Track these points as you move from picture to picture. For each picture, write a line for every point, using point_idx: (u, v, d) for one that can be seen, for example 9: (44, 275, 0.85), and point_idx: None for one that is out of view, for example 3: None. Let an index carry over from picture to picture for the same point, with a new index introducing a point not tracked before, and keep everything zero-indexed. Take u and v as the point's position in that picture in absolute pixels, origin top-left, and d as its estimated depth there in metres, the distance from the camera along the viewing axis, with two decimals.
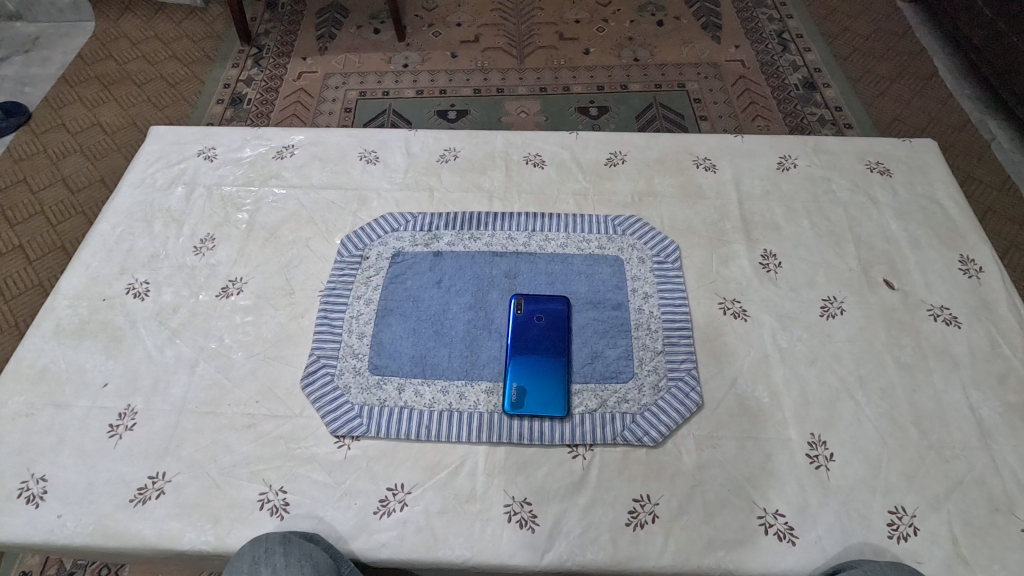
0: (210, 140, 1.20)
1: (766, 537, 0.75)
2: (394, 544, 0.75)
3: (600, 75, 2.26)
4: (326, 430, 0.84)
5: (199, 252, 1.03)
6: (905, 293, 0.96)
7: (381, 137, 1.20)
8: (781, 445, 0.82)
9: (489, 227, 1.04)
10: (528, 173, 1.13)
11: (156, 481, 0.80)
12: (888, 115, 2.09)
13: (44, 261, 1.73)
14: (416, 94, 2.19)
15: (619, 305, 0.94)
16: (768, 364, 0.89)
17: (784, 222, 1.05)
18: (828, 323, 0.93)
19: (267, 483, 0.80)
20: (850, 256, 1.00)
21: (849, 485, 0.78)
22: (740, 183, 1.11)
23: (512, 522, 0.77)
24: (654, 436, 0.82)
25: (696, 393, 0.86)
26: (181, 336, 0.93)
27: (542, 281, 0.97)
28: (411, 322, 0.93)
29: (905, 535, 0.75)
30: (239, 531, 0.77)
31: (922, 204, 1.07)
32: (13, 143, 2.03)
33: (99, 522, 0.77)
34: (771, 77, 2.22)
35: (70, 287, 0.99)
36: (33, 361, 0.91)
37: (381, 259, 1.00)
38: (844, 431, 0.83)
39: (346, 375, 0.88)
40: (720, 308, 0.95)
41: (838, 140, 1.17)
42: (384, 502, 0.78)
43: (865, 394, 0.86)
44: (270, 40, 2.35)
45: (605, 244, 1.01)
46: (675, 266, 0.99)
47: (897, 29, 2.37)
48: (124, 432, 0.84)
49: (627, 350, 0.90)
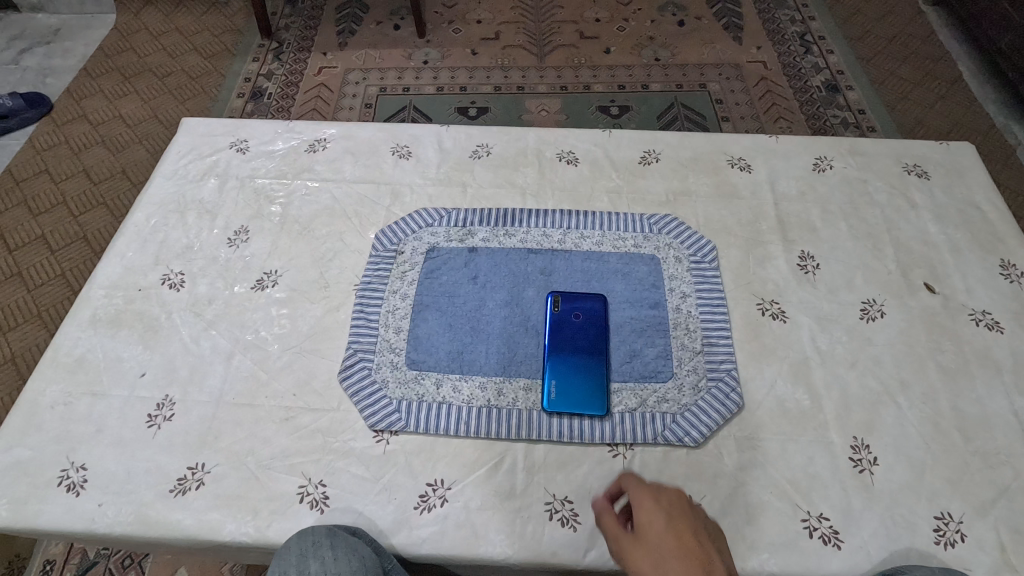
0: (241, 133, 1.20)
1: (810, 541, 0.74)
2: (435, 540, 0.75)
3: (620, 74, 2.25)
4: (364, 424, 0.84)
5: (233, 243, 1.03)
6: (945, 297, 0.95)
7: (412, 132, 1.19)
8: (823, 448, 0.81)
9: (524, 225, 1.04)
10: (562, 170, 1.13)
11: (195, 472, 0.80)
12: (912, 119, 2.08)
13: (66, 251, 1.74)
14: (437, 91, 2.18)
15: (656, 304, 0.94)
16: (808, 366, 0.88)
17: (821, 223, 1.04)
18: (867, 326, 0.92)
19: (305, 476, 0.80)
20: (889, 259, 0.99)
21: (892, 489, 0.78)
22: (775, 183, 1.10)
23: (554, 521, 0.76)
24: (695, 436, 0.81)
25: (736, 394, 0.85)
26: (217, 327, 0.93)
27: (578, 279, 0.97)
28: (447, 317, 0.93)
29: (952, 541, 0.74)
30: (280, 524, 0.76)
31: (960, 208, 1.06)
32: (35, 133, 2.03)
33: (139, 513, 0.77)
34: (793, 78, 2.21)
35: (106, 276, 0.99)
36: (70, 350, 0.91)
37: (416, 254, 1.00)
38: (887, 435, 0.82)
39: (384, 370, 0.88)
40: (758, 309, 0.94)
41: (874, 141, 1.16)
42: (424, 498, 0.78)
43: (907, 398, 0.85)
44: (291, 35, 2.35)
45: (641, 242, 1.01)
46: (712, 266, 0.98)
47: (920, 32, 2.35)
48: (162, 422, 0.84)
49: (666, 350, 0.89)
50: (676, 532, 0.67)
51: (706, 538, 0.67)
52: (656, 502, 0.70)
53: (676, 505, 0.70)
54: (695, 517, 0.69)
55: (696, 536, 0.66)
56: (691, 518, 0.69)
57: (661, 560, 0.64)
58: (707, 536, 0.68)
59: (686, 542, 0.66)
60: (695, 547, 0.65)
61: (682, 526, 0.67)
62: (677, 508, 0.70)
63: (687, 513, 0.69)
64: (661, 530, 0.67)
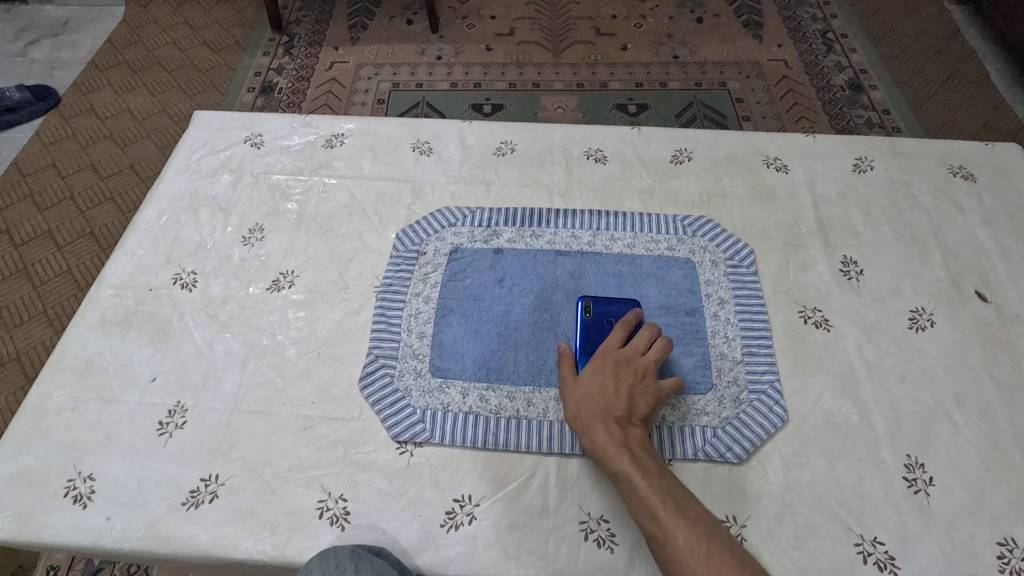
0: (255, 127, 1.16)
1: (865, 567, 0.70)
2: (464, 561, 0.71)
3: (638, 71, 2.20)
4: (387, 435, 0.79)
5: (248, 242, 0.99)
6: (998, 306, 0.90)
7: (433, 128, 1.15)
8: (875, 466, 0.76)
9: (551, 225, 0.99)
10: (589, 169, 1.08)
11: (209, 484, 0.76)
12: (938, 119, 2.02)
13: (73, 247, 1.70)
14: (451, 87, 2.14)
15: (693, 310, 0.89)
16: (855, 378, 0.84)
17: (864, 227, 0.99)
18: (917, 336, 0.87)
19: (325, 490, 0.75)
20: (937, 265, 0.94)
21: (950, 512, 0.73)
22: (813, 185, 1.05)
23: (589, 541, 0.72)
24: (738, 452, 0.77)
25: (779, 407, 0.80)
26: (231, 330, 0.89)
27: (609, 283, 0.92)
28: (473, 322, 0.88)
29: (1017, 570, 0.69)
30: (298, 541, 0.72)
31: (1010, 212, 1.01)
32: (43, 127, 2.00)
33: (150, 527, 0.73)
34: (815, 77, 2.15)
35: (116, 275, 0.95)
36: (78, 353, 0.87)
37: (439, 255, 0.95)
38: (942, 454, 0.77)
39: (407, 377, 0.83)
40: (800, 317, 0.89)
41: (916, 141, 1.11)
42: (451, 514, 0.73)
43: (962, 414, 0.80)
44: (302, 29, 2.31)
45: (675, 245, 0.96)
46: (750, 271, 0.93)
47: (946, 31, 2.29)
48: (174, 430, 0.80)
49: (704, 359, 0.84)
50: (598, 376, 0.76)
51: (628, 379, 0.76)
52: (600, 353, 0.79)
53: (612, 353, 0.79)
54: (627, 359, 0.78)
55: (615, 380, 0.76)
56: (621, 365, 0.77)
57: (575, 398, 0.76)
58: (631, 376, 0.76)
59: (601, 386, 0.76)
60: (605, 390, 0.75)
61: (608, 372, 0.77)
62: (612, 353, 0.79)
63: (625, 366, 0.77)
64: (587, 372, 0.77)
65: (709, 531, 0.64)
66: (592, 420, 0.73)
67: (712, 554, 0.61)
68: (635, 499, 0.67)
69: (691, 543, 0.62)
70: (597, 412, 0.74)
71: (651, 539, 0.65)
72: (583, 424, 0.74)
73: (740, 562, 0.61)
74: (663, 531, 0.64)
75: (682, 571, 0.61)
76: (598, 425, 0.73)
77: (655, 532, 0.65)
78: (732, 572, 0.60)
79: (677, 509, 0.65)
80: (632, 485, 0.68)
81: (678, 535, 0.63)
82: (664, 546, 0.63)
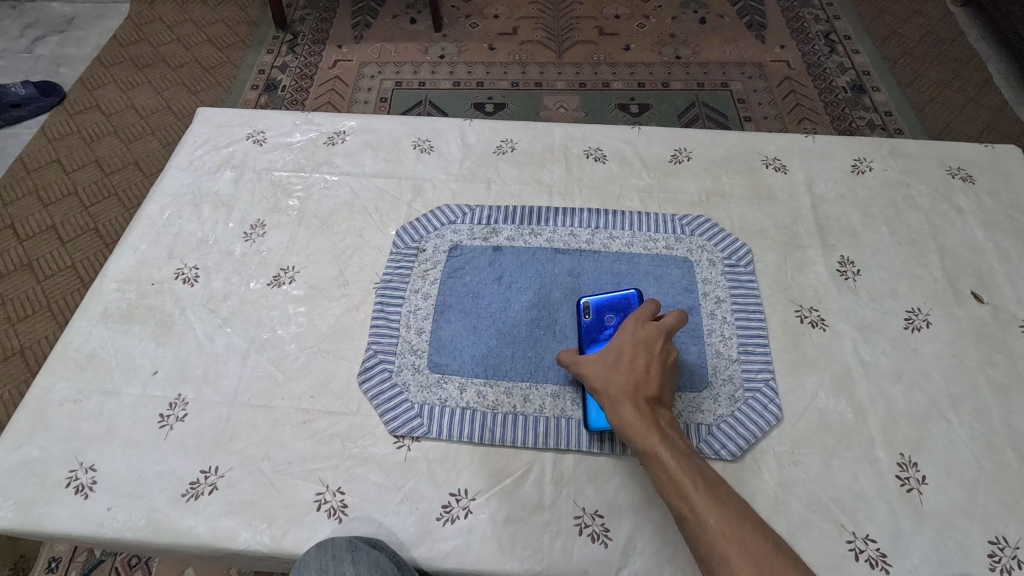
0: (258, 124, 1.16)
1: (857, 564, 0.70)
2: (459, 554, 0.71)
3: (640, 72, 2.20)
4: (384, 430, 0.80)
5: (249, 238, 1.00)
6: (994, 307, 0.90)
7: (434, 126, 1.15)
8: (868, 465, 0.77)
9: (550, 223, 1.00)
10: (589, 168, 1.09)
11: (208, 476, 0.77)
12: (940, 121, 2.02)
13: (77, 242, 1.71)
14: (453, 86, 2.14)
15: (690, 309, 0.90)
16: (851, 377, 0.84)
17: (862, 228, 1.00)
18: (913, 336, 0.87)
19: (323, 483, 0.76)
20: (934, 266, 0.95)
21: (943, 511, 0.73)
22: (812, 185, 1.06)
23: (584, 536, 0.73)
24: (732, 449, 0.77)
25: (774, 406, 0.81)
26: (232, 325, 0.90)
27: (607, 282, 0.93)
28: (472, 319, 0.89)
29: (1008, 568, 0.69)
30: (296, 533, 0.73)
31: (1008, 213, 1.01)
32: (48, 123, 2.01)
33: (151, 518, 0.74)
34: (817, 79, 2.15)
35: (119, 270, 0.96)
36: (80, 346, 0.88)
37: (438, 252, 0.96)
38: (936, 453, 0.78)
39: (405, 373, 0.84)
40: (797, 316, 0.90)
41: (916, 143, 1.11)
42: (447, 508, 0.74)
43: (957, 414, 0.81)
44: (306, 27, 2.32)
45: (673, 244, 0.97)
46: (748, 270, 0.94)
47: (949, 33, 2.29)
48: (174, 423, 0.81)
49: (700, 357, 0.85)
50: (628, 351, 0.74)
51: (659, 358, 0.74)
52: (630, 328, 0.77)
53: (642, 330, 0.76)
54: (658, 338, 0.75)
55: (645, 357, 0.74)
56: (651, 344, 0.75)
57: (603, 372, 0.74)
58: (661, 355, 0.74)
59: (630, 361, 0.73)
60: (635, 366, 0.73)
61: (639, 348, 0.74)
62: (643, 331, 0.76)
63: (657, 344, 0.75)
64: (616, 347, 0.75)
65: (743, 513, 0.60)
66: (621, 395, 0.71)
67: (747, 537, 0.58)
68: (664, 478, 0.64)
69: (723, 524, 0.59)
70: (627, 389, 0.71)
71: (682, 519, 0.62)
72: (611, 399, 0.72)
73: (775, 544, 0.57)
74: (694, 509, 0.61)
75: (712, 551, 0.58)
76: (626, 401, 0.70)
77: (686, 512, 0.61)
78: (771, 556, 0.56)
79: (710, 490, 0.62)
80: (662, 464, 0.65)
81: (710, 513, 0.60)
82: (695, 525, 0.60)
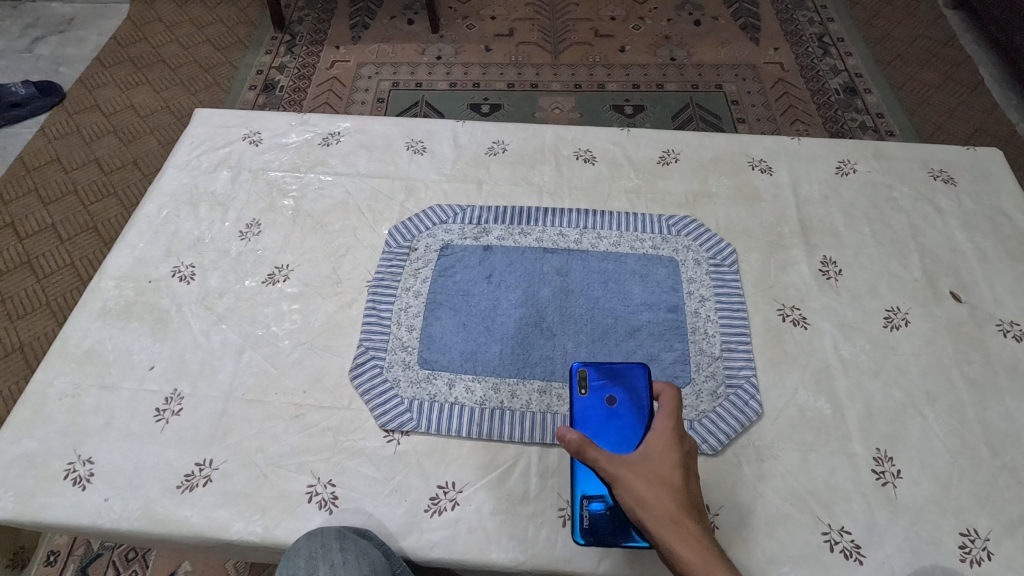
0: (254, 125, 1.19)
1: (832, 555, 0.72)
2: (446, 544, 0.73)
3: (635, 73, 2.22)
4: (375, 424, 0.82)
5: (244, 237, 1.02)
6: (972, 306, 0.92)
7: (428, 127, 1.18)
8: (845, 459, 0.79)
9: (540, 223, 1.02)
10: (579, 169, 1.11)
11: (203, 468, 0.79)
12: (931, 123, 2.04)
13: (76, 241, 1.73)
14: (449, 87, 2.16)
15: (674, 307, 0.92)
16: (830, 374, 0.86)
17: (844, 228, 1.02)
18: (891, 334, 0.90)
19: (315, 476, 0.78)
20: (915, 266, 0.97)
21: (916, 504, 0.76)
22: (797, 187, 1.08)
23: (567, 527, 0.75)
24: (712, 444, 0.79)
25: (755, 402, 0.83)
26: (227, 322, 0.92)
27: (594, 281, 0.95)
28: (461, 316, 0.91)
29: (978, 559, 0.72)
30: (288, 524, 0.75)
31: (988, 215, 1.03)
32: (47, 122, 2.03)
33: (146, 508, 0.76)
34: (810, 80, 2.17)
35: (117, 267, 0.98)
36: (79, 341, 0.90)
37: (430, 251, 0.98)
38: (912, 448, 0.80)
39: (395, 368, 0.86)
40: (779, 314, 0.92)
41: (900, 145, 1.13)
42: (435, 500, 0.76)
43: (933, 410, 0.83)
44: (304, 28, 2.34)
45: (659, 244, 0.99)
46: (732, 269, 0.96)
47: (941, 35, 2.31)
48: (170, 417, 0.83)
49: (684, 354, 0.87)
50: (682, 470, 0.66)
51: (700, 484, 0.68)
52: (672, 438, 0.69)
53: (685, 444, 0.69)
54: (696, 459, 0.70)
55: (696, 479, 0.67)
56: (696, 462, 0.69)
57: (664, 494, 0.64)
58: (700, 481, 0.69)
59: (687, 482, 0.66)
60: (693, 494, 0.66)
61: (690, 465, 0.67)
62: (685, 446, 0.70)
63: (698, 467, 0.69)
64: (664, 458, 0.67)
65: None
66: (689, 525, 0.62)
67: None
68: None
69: None
70: (693, 518, 0.63)
71: None
72: (676, 524, 0.62)
73: None
74: None
75: None
76: (699, 534, 0.62)
77: None
78: None
79: None
80: None
81: None
82: None
